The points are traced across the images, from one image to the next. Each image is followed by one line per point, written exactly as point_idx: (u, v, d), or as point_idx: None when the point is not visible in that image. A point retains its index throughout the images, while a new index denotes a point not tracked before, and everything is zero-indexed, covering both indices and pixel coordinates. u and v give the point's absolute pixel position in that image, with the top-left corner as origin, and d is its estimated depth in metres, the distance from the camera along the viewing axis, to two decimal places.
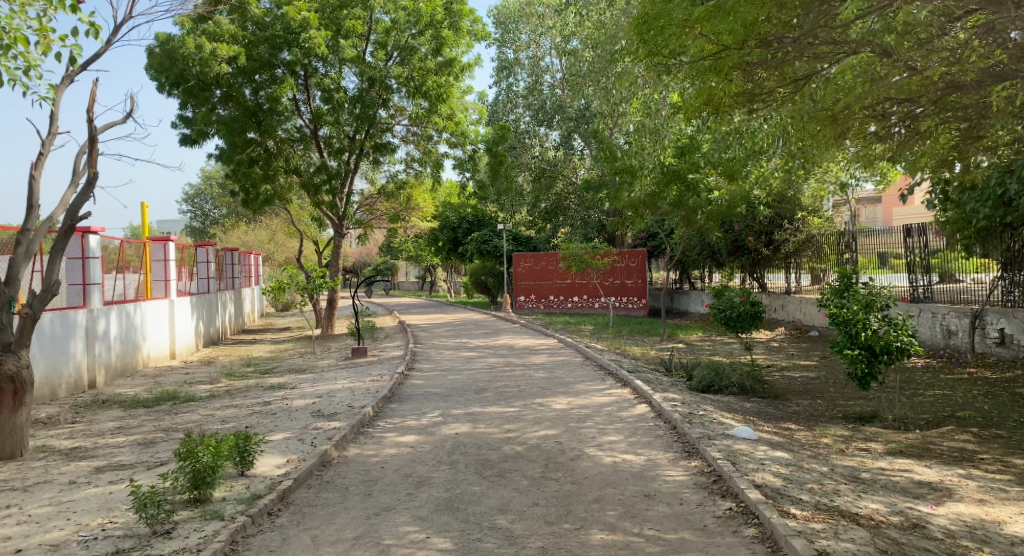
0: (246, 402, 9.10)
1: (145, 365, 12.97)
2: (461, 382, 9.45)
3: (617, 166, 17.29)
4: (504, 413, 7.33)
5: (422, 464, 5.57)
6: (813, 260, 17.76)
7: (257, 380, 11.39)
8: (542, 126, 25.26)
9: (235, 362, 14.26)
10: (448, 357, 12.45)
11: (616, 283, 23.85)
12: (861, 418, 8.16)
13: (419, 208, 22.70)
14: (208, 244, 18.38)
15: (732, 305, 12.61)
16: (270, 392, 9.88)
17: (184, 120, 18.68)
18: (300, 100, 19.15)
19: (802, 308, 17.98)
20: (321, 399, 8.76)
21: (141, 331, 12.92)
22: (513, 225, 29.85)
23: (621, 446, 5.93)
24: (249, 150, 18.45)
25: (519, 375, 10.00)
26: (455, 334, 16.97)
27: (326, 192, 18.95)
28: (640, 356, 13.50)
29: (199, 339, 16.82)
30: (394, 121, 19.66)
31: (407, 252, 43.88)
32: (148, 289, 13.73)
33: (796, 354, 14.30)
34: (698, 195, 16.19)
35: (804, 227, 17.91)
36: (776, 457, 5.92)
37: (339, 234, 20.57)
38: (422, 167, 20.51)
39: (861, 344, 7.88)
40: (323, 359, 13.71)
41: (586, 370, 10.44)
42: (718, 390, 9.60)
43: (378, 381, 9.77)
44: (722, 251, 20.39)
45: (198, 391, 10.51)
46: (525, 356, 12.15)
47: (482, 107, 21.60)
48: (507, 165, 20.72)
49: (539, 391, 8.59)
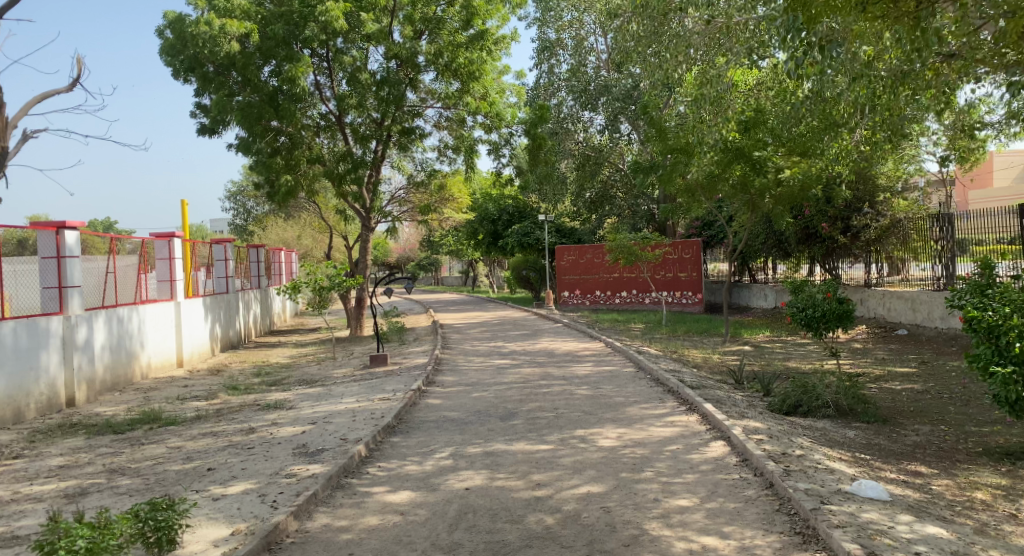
0: (227, 429, 7.52)
1: (143, 376, 11.62)
2: (487, 403, 7.75)
3: (671, 145, 15.37)
4: (534, 457, 5.56)
5: (407, 551, 3.84)
6: (900, 247, 15.51)
7: (257, 396, 9.87)
8: (586, 110, 23.04)
9: (245, 371, 12.81)
10: (477, 367, 10.71)
11: (669, 277, 21.88)
12: (1011, 455, 6.14)
13: (454, 199, 21.07)
14: (223, 240, 17.00)
15: (815, 302, 10.55)
16: (262, 414, 8.31)
17: (200, 108, 17.45)
18: (320, 83, 17.73)
19: (886, 303, 15.78)
20: (313, 428, 7.11)
21: (138, 338, 11.58)
22: (556, 215, 28.01)
23: (699, 522, 4.09)
24: (269, 137, 17.19)
25: (557, 393, 8.22)
26: (489, 336, 15.27)
27: (352, 182, 17.36)
28: (703, 363, 11.55)
29: (215, 344, 15.50)
30: (425, 104, 18.13)
31: (449, 246, 42.38)
32: (148, 291, 12.42)
33: (889, 360, 12.14)
34: (766, 175, 14.56)
35: (889, 211, 15.86)
36: (932, 535, 3.97)
37: (367, 229, 19.07)
38: (456, 156, 18.88)
39: (1016, 360, 5.76)
40: (339, 368, 12.16)
41: (640, 386, 8.57)
42: (807, 411, 7.71)
43: (387, 401, 8.10)
44: (790, 239, 18.30)
45: (186, 410, 9.03)
46: (565, 366, 10.34)
47: (519, 87, 19.80)
48: (547, 149, 18.84)
49: (581, 419, 6.79)
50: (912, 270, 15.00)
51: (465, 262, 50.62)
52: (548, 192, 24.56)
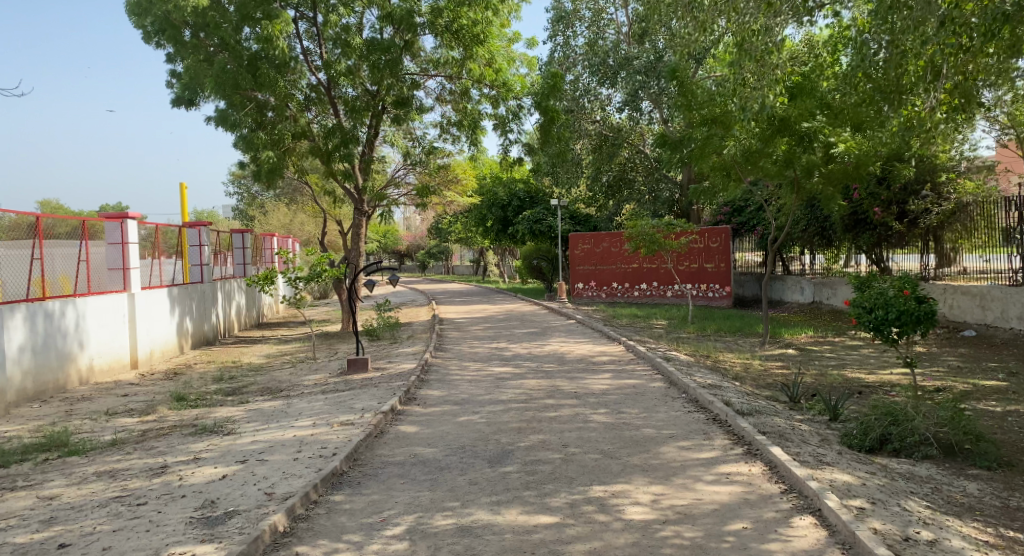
0: (133, 467, 5.71)
1: (81, 381, 9.90)
2: (476, 435, 5.92)
3: (703, 116, 13.32)
4: (528, 543, 3.69)
5: None
6: (963, 235, 13.31)
7: (202, 412, 8.08)
8: (604, 85, 20.85)
9: (207, 375, 11.05)
10: (473, 376, 8.86)
11: (693, 268, 20.01)
12: None
13: (460, 181, 19.12)
14: (199, 223, 15.30)
15: (885, 301, 8.57)
16: (191, 442, 6.49)
17: (174, 77, 15.68)
18: (308, 49, 15.91)
19: (947, 300, 13.73)
20: (238, 471, 5.29)
21: (77, 338, 9.84)
22: (571, 201, 26.10)
23: None
24: (249, 108, 15.33)
25: (568, 418, 6.37)
26: (492, 334, 13.42)
27: (340, 159, 15.52)
28: (746, 372, 9.63)
29: (183, 341, 13.75)
30: (426, 75, 16.29)
31: (459, 233, 40.43)
32: (94, 280, 10.65)
33: (967, 369, 10.14)
34: (815, 150, 12.59)
35: (951, 194, 13.78)
36: None
37: (360, 213, 17.18)
38: (460, 133, 16.97)
39: None
40: (313, 373, 10.38)
41: (674, 410, 6.68)
42: (899, 450, 5.84)
43: (347, 429, 6.28)
44: (834, 226, 16.45)
45: (105, 432, 7.25)
46: (577, 378, 8.45)
47: (531, 58, 17.80)
48: (560, 124, 16.78)
49: (599, 468, 4.91)
50: (971, 262, 13.16)
51: (476, 250, 48.55)
52: (562, 175, 22.53)
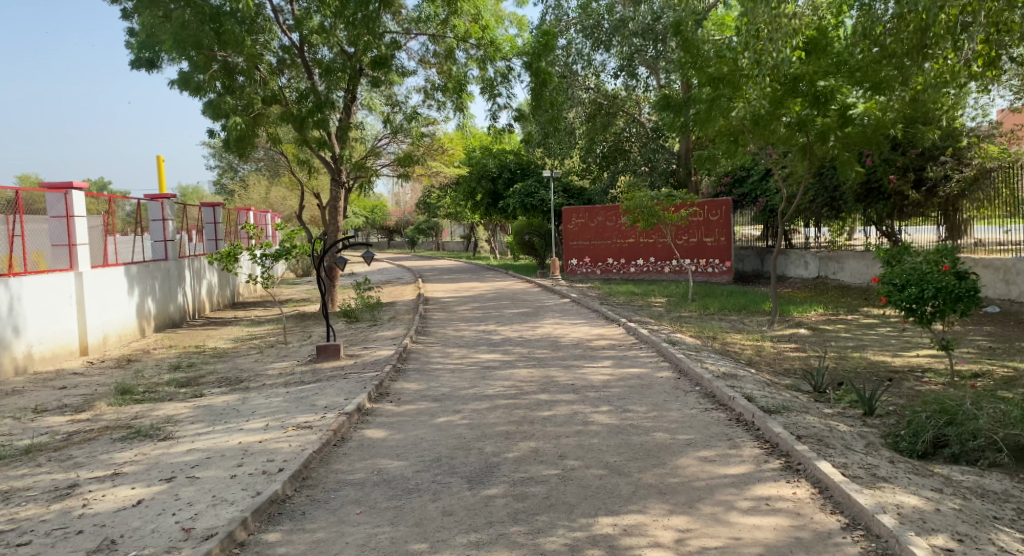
0: (37, 485, 4.70)
1: (17, 371, 8.85)
2: (455, 443, 4.93)
3: (711, 76, 12.09)
4: None
5: None
6: (986, 205, 12.31)
7: (145, 408, 7.07)
8: (597, 49, 19.63)
9: (163, 362, 10.01)
10: (456, 364, 7.86)
11: (692, 242, 19.03)
12: None
13: (446, 151, 17.93)
14: (161, 195, 14.14)
15: (921, 276, 7.59)
16: (117, 449, 5.46)
17: (132, 36, 14.34)
18: (278, 6, 14.61)
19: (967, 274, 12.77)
20: (159, 495, 4.27)
21: (11, 323, 8.75)
22: (564, 172, 24.93)
23: None
24: (214, 70, 14.06)
25: (564, 419, 5.39)
26: (480, 315, 12.40)
27: (314, 127, 14.28)
28: (759, 357, 8.68)
29: (144, 323, 12.66)
30: (406, 33, 14.98)
31: (449, 208, 39.06)
32: (32, 258, 9.52)
33: (1002, 350, 9.18)
34: (830, 112, 11.50)
35: (973, 160, 12.80)
36: None
37: (338, 184, 16.00)
38: (445, 99, 15.73)
39: None
40: (280, 360, 9.37)
41: (688, 408, 5.70)
42: (958, 455, 4.91)
43: (302, 434, 5.26)
44: (844, 196, 15.44)
45: (25, 436, 6.20)
46: (574, 367, 7.46)
47: (520, 18, 16.54)
48: (553, 88, 15.54)
49: (606, 489, 3.93)
50: (988, 234, 12.21)
51: (467, 225, 47.17)
52: (554, 145, 21.35)
